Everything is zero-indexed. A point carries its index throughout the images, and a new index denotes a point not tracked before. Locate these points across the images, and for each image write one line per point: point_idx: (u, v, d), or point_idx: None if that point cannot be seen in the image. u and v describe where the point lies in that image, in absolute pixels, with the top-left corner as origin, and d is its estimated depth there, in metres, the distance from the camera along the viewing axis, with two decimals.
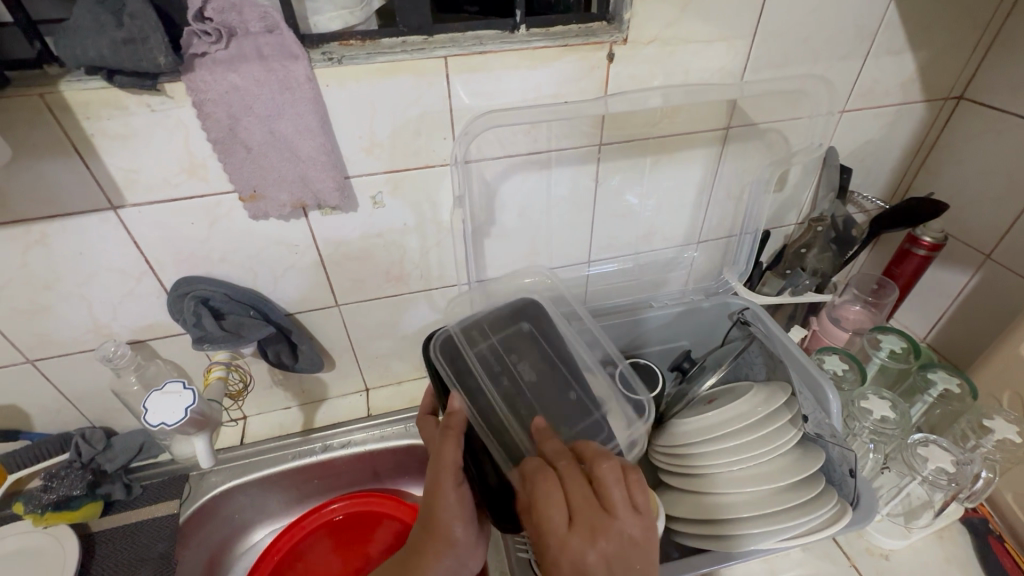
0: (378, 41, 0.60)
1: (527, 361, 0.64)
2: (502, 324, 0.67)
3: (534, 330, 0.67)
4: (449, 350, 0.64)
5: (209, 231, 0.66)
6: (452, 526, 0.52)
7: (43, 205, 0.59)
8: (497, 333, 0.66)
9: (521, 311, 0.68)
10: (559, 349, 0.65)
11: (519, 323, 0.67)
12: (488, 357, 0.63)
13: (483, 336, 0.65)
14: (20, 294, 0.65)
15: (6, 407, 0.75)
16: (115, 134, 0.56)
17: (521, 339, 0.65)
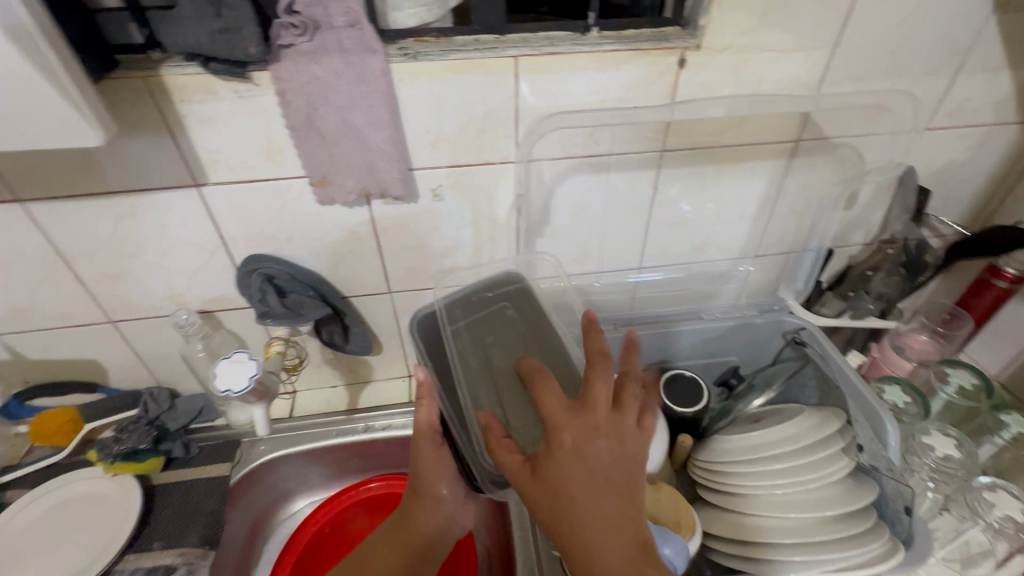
0: (452, 38, 0.61)
1: (506, 341, 0.61)
2: (485, 304, 0.64)
3: (512, 311, 0.64)
4: (429, 334, 0.63)
5: (280, 212, 0.70)
6: (437, 489, 0.62)
7: (137, 179, 0.64)
8: (477, 315, 0.63)
9: (504, 295, 0.66)
10: (541, 330, 0.62)
11: (500, 304, 0.64)
12: (466, 337, 0.61)
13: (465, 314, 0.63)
14: (110, 259, 0.70)
15: (88, 361, 0.82)
16: (205, 118, 0.60)
17: (499, 320, 0.63)
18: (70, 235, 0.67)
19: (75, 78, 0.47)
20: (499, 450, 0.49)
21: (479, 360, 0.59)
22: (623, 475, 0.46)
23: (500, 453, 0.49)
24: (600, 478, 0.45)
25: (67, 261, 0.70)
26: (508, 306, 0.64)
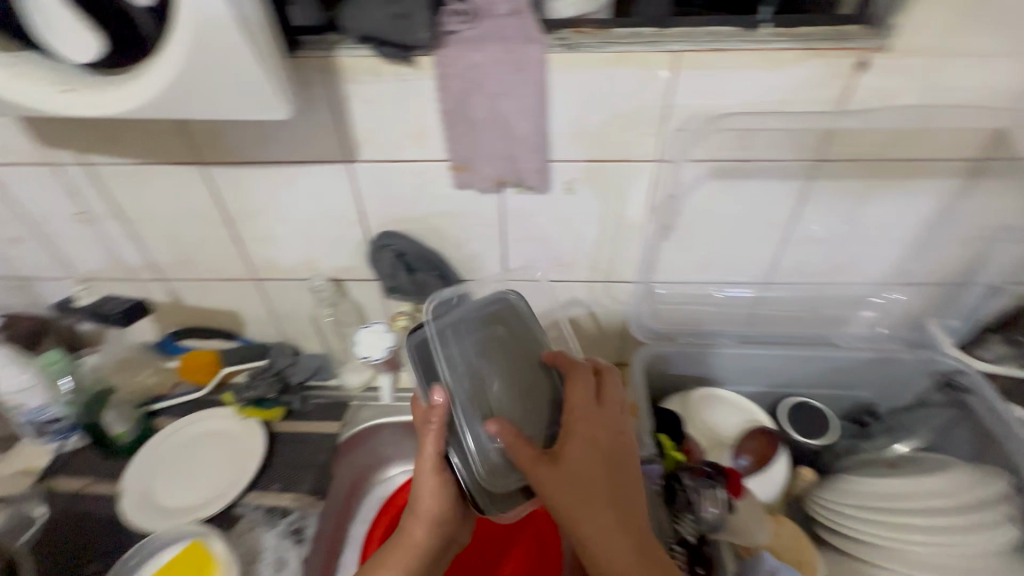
0: (610, 30, 0.60)
1: (503, 358, 0.59)
2: (477, 327, 0.61)
3: (504, 325, 0.62)
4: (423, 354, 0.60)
5: (418, 192, 0.72)
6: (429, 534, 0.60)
7: (299, 151, 0.69)
8: (467, 334, 0.61)
9: (493, 310, 0.63)
10: (537, 346, 0.62)
11: (492, 319, 0.62)
12: (460, 359, 0.59)
13: (459, 339, 0.60)
14: (264, 221, 0.77)
15: (231, 312, 0.91)
16: (367, 98, 0.64)
17: (494, 337, 0.61)
18: (235, 196, 0.74)
19: (276, 47, 0.50)
20: (521, 448, 0.52)
21: (476, 383, 0.57)
22: (624, 461, 0.54)
23: (517, 450, 0.52)
24: (607, 459, 0.53)
25: (229, 219, 0.77)
26: (500, 326, 0.62)
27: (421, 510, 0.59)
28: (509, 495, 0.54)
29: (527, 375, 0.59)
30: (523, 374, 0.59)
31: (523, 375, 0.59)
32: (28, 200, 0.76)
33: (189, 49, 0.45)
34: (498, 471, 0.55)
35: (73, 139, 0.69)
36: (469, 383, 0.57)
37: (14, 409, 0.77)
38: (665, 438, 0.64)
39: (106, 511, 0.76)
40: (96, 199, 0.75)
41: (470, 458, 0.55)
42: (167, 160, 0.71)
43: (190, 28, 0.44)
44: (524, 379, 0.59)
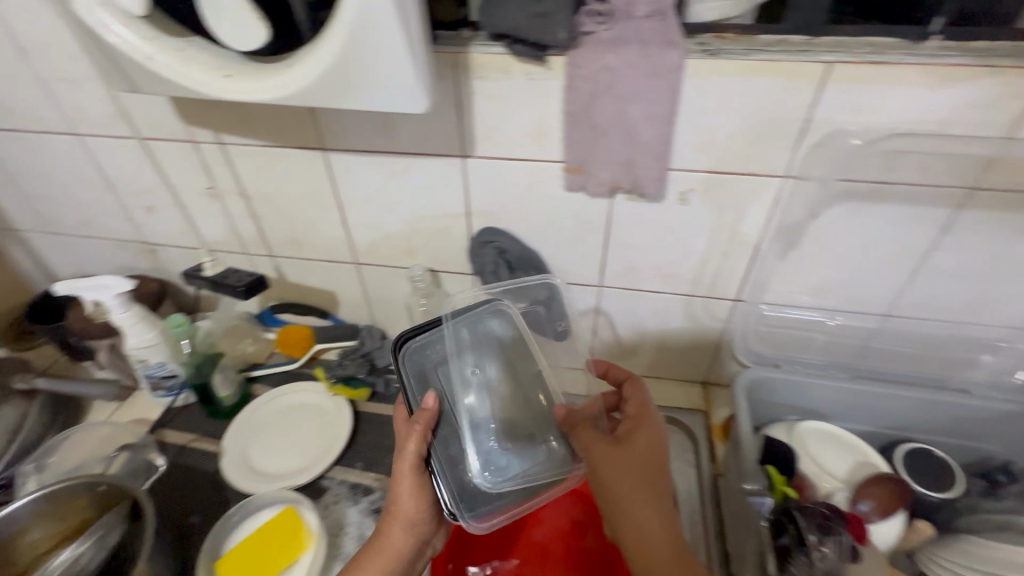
0: (755, 37, 0.57)
1: (489, 368, 0.63)
2: (470, 338, 0.64)
3: (496, 336, 0.65)
4: (413, 360, 0.63)
5: (527, 191, 0.72)
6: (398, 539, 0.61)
7: (417, 143, 0.70)
8: (458, 342, 0.64)
9: (486, 317, 0.66)
10: (525, 357, 0.65)
11: (487, 327, 0.65)
12: (447, 367, 0.63)
13: (451, 349, 0.64)
14: (373, 209, 0.79)
15: (328, 291, 0.95)
16: (492, 95, 0.64)
17: (483, 347, 0.64)
18: (351, 183, 0.77)
19: (427, 35, 0.50)
20: (583, 432, 0.57)
21: (464, 393, 0.61)
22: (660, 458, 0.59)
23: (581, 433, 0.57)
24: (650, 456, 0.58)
25: (341, 204, 0.80)
26: (492, 338, 0.65)
27: (401, 511, 0.60)
28: (484, 500, 0.57)
29: (509, 385, 0.63)
30: (509, 385, 0.63)
31: (505, 386, 0.63)
32: (167, 173, 0.82)
33: (353, 16, 0.45)
34: (477, 470, 0.58)
35: (212, 119, 0.74)
36: (454, 389, 0.62)
37: (139, 364, 0.84)
38: (774, 469, 0.62)
39: (208, 469, 0.82)
40: (225, 176, 0.81)
41: (451, 463, 0.58)
42: (292, 145, 0.74)
43: (357, 5, 0.45)
44: (511, 390, 0.63)
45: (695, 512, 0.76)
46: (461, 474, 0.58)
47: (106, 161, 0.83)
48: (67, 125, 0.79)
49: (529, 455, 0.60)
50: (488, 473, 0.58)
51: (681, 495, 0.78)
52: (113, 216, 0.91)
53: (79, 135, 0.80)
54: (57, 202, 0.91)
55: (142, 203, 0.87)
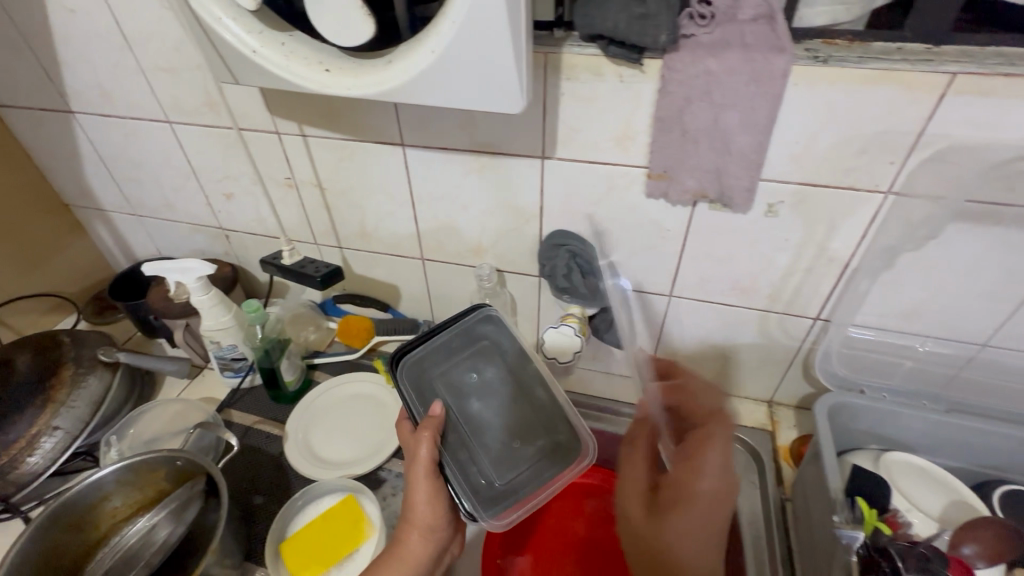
0: (868, 44, 0.54)
1: (485, 374, 0.67)
2: (463, 346, 0.69)
3: (489, 343, 0.69)
4: (415, 374, 0.66)
5: (604, 195, 0.71)
6: (413, 543, 0.61)
7: (497, 142, 0.70)
8: (454, 353, 0.68)
9: (479, 327, 0.70)
10: (520, 360, 0.68)
11: (479, 336, 0.70)
12: (447, 377, 0.66)
13: (446, 358, 0.68)
14: (445, 206, 0.80)
15: (391, 285, 0.96)
16: (580, 97, 0.63)
17: (478, 354, 0.68)
18: (425, 179, 0.77)
19: (532, 33, 0.50)
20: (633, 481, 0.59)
21: (465, 397, 0.65)
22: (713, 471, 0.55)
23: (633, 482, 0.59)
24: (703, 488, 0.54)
25: (414, 200, 0.81)
26: (483, 344, 0.69)
27: (418, 520, 0.61)
28: (501, 501, 0.60)
29: (506, 388, 0.66)
30: (505, 389, 0.66)
31: (504, 389, 0.66)
32: (248, 162, 0.84)
33: (467, 10, 0.45)
34: (490, 473, 0.61)
35: (296, 111, 0.75)
36: (454, 398, 0.65)
37: (212, 345, 0.87)
38: (865, 503, 0.59)
39: (272, 451, 0.84)
40: (303, 167, 0.82)
41: (463, 468, 0.61)
42: (371, 139, 0.75)
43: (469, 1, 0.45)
44: (509, 394, 0.66)
45: (759, 534, 0.73)
46: (474, 481, 0.60)
47: (192, 148, 0.86)
48: (160, 112, 0.83)
49: (535, 450, 0.63)
50: (500, 473, 0.61)
51: (744, 514, 0.75)
52: (193, 201, 0.94)
53: (169, 122, 0.83)
54: (143, 186, 0.96)
55: (222, 190, 0.90)
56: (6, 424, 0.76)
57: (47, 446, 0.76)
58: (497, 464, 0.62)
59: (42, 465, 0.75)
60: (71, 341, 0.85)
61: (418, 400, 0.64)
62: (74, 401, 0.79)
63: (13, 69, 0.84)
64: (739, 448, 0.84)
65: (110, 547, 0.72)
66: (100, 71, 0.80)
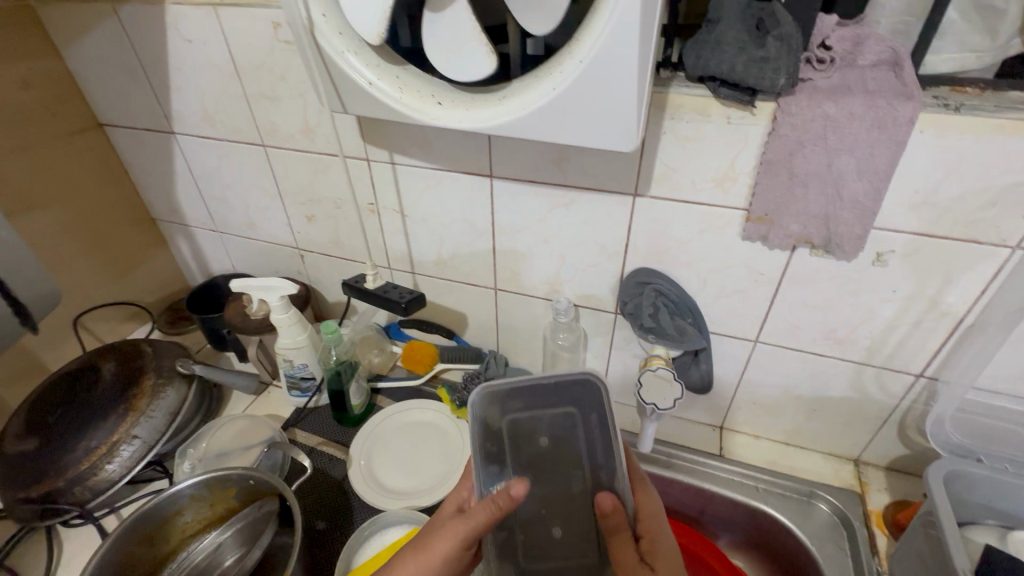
0: (1001, 93, 0.52)
1: (556, 440, 0.60)
2: (546, 406, 0.61)
3: (577, 411, 0.61)
4: (490, 407, 0.61)
5: (695, 236, 0.69)
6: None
7: (589, 178, 0.69)
8: (540, 402, 0.62)
9: (574, 391, 0.61)
10: (595, 451, 0.60)
11: (567, 407, 0.61)
12: (517, 427, 0.61)
13: (524, 411, 0.61)
14: (527, 238, 0.79)
15: (459, 312, 0.95)
16: (682, 136, 0.62)
17: (560, 418, 0.61)
18: (509, 211, 0.77)
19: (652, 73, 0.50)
20: (620, 544, 0.55)
21: (522, 469, 0.60)
22: None
23: (616, 540, 0.55)
24: None
25: (495, 231, 0.81)
26: (569, 415, 0.61)
27: (427, 554, 0.56)
28: None
29: (571, 463, 0.60)
30: (567, 462, 0.60)
31: (563, 472, 0.60)
32: (333, 187, 0.86)
33: (595, 54, 0.46)
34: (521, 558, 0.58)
35: (389, 140, 0.77)
36: (516, 451, 0.60)
37: (284, 363, 0.88)
38: None
39: (335, 475, 0.83)
40: (388, 195, 0.84)
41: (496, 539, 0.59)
42: (460, 170, 0.76)
43: (603, 40, 0.45)
44: (568, 474, 0.60)
45: None
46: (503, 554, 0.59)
47: (281, 172, 0.89)
48: (256, 137, 0.86)
49: (573, 550, 0.58)
50: (531, 559, 0.58)
51: None
52: (274, 221, 0.97)
53: (264, 145, 0.87)
54: (228, 204, 1.00)
55: (304, 212, 0.93)
56: (88, 430, 0.78)
57: (125, 454, 0.77)
58: (530, 549, 0.58)
59: (117, 473, 0.77)
60: (153, 350, 0.88)
61: (485, 436, 0.60)
62: (153, 411, 0.81)
63: (128, 93, 0.90)
64: (825, 510, 0.78)
65: (178, 562, 0.73)
66: (206, 96, 0.85)
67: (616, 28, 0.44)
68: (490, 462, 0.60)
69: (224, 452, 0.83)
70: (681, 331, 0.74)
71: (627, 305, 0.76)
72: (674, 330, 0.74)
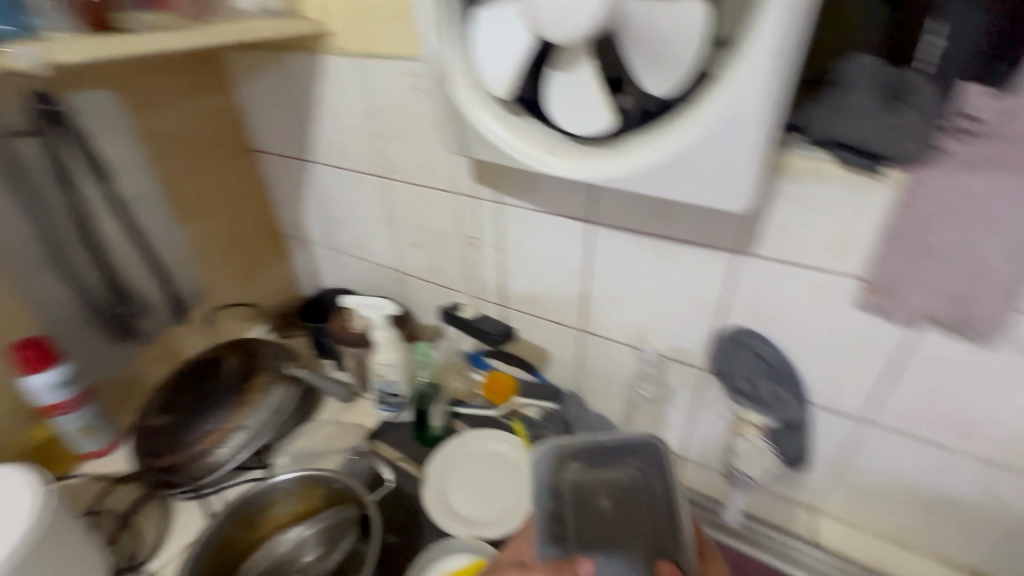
0: None
1: (619, 505, 0.61)
2: (609, 468, 0.64)
3: (641, 473, 0.63)
4: (552, 465, 0.65)
5: (802, 301, 0.66)
6: None
7: (691, 233, 0.69)
8: (604, 464, 0.64)
9: (638, 453, 0.64)
10: (661, 516, 0.60)
11: (630, 469, 0.64)
12: (578, 487, 0.63)
13: (585, 471, 0.64)
14: (620, 285, 0.80)
15: (542, 349, 0.97)
16: (797, 199, 0.60)
17: (624, 481, 0.63)
18: (605, 257, 0.79)
19: (776, 137, 0.50)
20: None
21: (583, 530, 0.59)
22: None
23: None
24: None
25: (589, 274, 0.82)
26: (632, 478, 0.63)
27: None
28: None
29: (636, 528, 0.59)
30: (632, 528, 0.59)
31: (628, 538, 0.58)
32: (440, 220, 0.93)
33: (718, 117, 0.48)
34: None
35: (498, 182, 0.82)
36: (577, 511, 0.61)
37: (376, 377, 0.95)
38: None
39: (409, 491, 0.87)
40: (490, 231, 0.89)
41: None
42: (562, 214, 0.79)
43: (726, 105, 0.47)
44: (634, 539, 0.58)
45: None
46: None
47: (396, 202, 0.97)
48: (379, 169, 0.96)
49: None
50: None
51: None
52: (383, 245, 1.06)
53: (385, 177, 0.96)
54: (346, 227, 1.10)
55: (411, 239, 1.00)
56: (208, 414, 0.88)
57: (234, 441, 0.87)
58: None
59: (226, 457, 0.86)
60: (267, 351, 0.99)
61: (546, 493, 0.63)
62: (262, 406, 0.90)
63: (279, 125, 1.04)
64: None
65: (264, 550, 0.79)
66: (343, 132, 0.96)
67: (742, 95, 0.46)
68: (550, 521, 0.61)
69: (316, 452, 0.92)
70: (778, 400, 0.71)
71: (721, 366, 0.74)
72: (770, 399, 0.71)
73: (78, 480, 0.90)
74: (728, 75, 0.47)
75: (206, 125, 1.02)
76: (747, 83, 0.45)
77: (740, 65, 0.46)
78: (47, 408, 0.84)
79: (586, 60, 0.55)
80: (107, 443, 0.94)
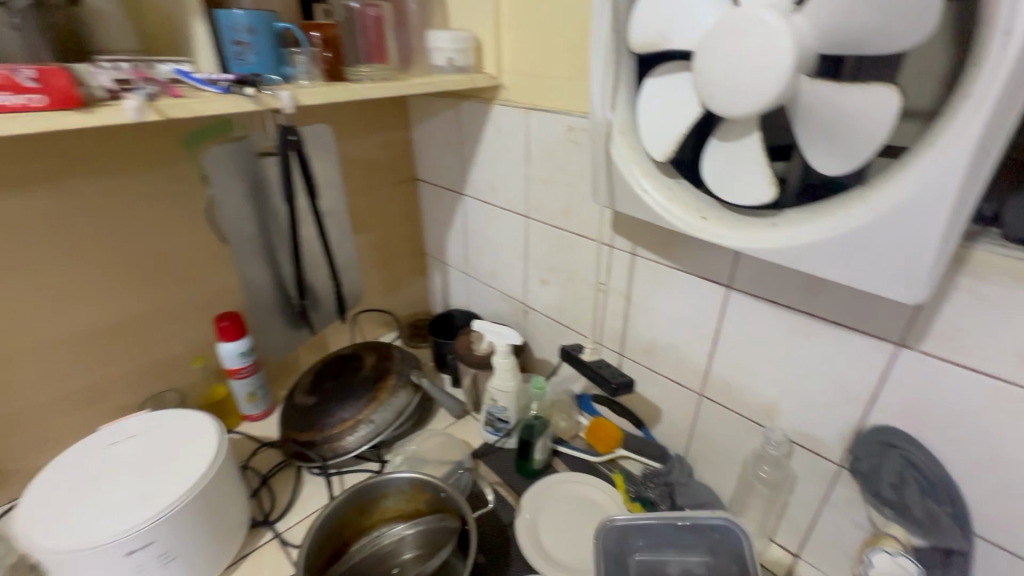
0: None
1: None
2: (679, 550, 0.71)
3: (714, 559, 0.70)
4: (614, 542, 0.71)
5: (974, 410, 0.58)
6: None
7: (842, 314, 0.65)
8: (670, 546, 0.72)
9: (712, 535, 0.71)
10: None
11: (697, 552, 0.71)
12: (645, 563, 0.70)
13: (649, 550, 0.71)
14: (751, 355, 0.77)
15: (654, 405, 0.95)
16: (981, 297, 0.54)
17: (690, 565, 0.70)
18: (740, 324, 0.77)
19: (963, 229, 0.47)
20: None
21: None
22: None
23: None
24: None
25: (717, 339, 0.80)
26: (701, 560, 0.70)
27: None
28: None
29: None
30: None
31: None
32: (573, 263, 0.98)
33: (893, 205, 0.47)
34: None
35: (636, 234, 0.85)
36: None
37: (489, 400, 1.00)
38: None
39: (503, 518, 0.90)
40: (620, 279, 0.91)
41: None
42: (699, 275, 0.79)
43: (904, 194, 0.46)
44: None
45: None
46: None
47: (533, 239, 1.04)
48: (523, 208, 1.04)
49: None
50: None
51: None
52: (514, 277, 1.14)
53: (527, 216, 1.04)
54: (483, 256, 1.20)
55: (541, 276, 1.06)
56: (345, 403, 1.00)
57: (361, 432, 0.97)
58: None
59: (352, 445, 0.97)
60: (398, 357, 1.10)
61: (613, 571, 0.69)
62: (388, 405, 1.00)
63: (443, 160, 1.18)
64: None
65: (370, 537, 0.86)
66: (497, 173, 1.06)
67: (924, 185, 0.44)
68: None
69: (425, 458, 0.97)
70: (932, 518, 0.62)
71: (859, 465, 0.67)
72: (920, 515, 0.62)
73: (239, 436, 1.07)
74: (907, 164, 0.46)
75: (385, 155, 1.20)
76: (931, 174, 0.44)
77: (923, 155, 0.45)
78: (229, 371, 1.03)
79: (752, 132, 0.56)
80: (263, 409, 1.11)
